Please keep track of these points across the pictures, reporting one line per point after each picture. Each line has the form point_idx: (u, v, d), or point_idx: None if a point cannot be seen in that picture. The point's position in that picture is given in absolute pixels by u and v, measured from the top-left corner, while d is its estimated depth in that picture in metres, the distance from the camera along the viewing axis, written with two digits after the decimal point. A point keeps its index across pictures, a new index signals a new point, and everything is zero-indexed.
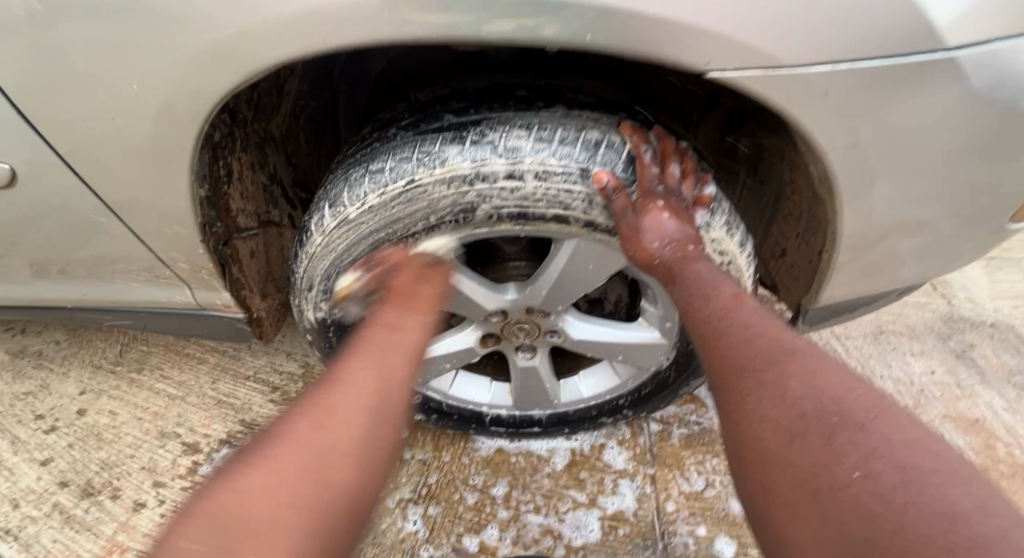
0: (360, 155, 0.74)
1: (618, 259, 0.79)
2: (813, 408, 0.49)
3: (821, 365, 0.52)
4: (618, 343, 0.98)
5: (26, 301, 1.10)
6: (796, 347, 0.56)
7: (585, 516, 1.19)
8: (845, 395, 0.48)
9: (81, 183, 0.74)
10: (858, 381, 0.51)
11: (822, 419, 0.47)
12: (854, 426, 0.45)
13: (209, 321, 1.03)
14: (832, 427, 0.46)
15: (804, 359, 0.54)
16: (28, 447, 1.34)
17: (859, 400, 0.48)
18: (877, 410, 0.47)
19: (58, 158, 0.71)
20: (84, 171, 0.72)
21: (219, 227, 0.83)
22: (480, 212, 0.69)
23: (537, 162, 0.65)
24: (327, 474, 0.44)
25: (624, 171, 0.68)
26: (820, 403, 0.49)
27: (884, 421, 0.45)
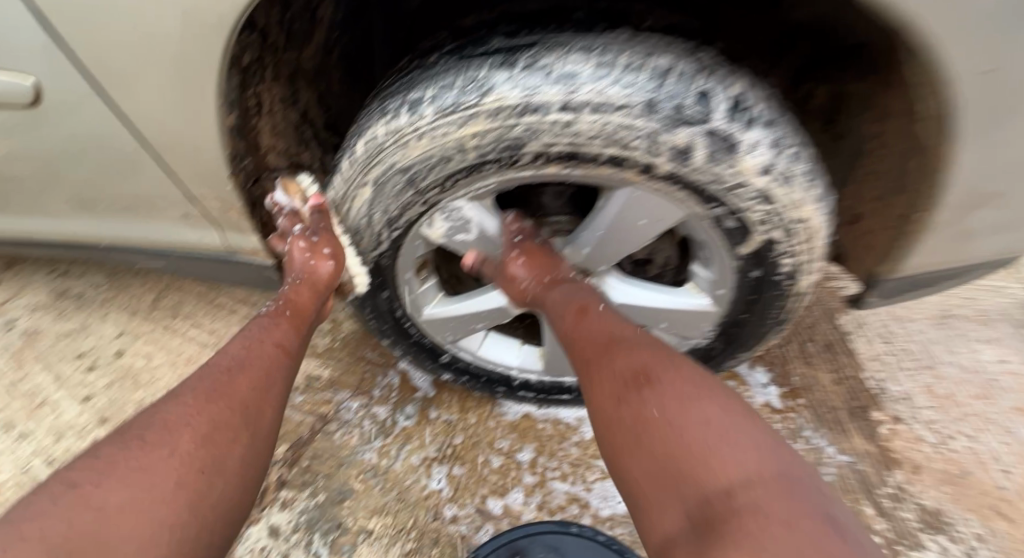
0: (399, 85, 0.68)
1: (673, 214, 0.71)
2: (669, 418, 0.60)
3: (653, 386, 0.65)
4: (662, 310, 0.90)
5: (64, 238, 1.10)
6: (648, 365, 0.68)
7: (614, 488, 1.15)
8: (687, 404, 0.61)
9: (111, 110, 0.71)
10: (692, 383, 0.65)
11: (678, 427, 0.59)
12: (698, 429, 0.57)
13: (240, 266, 1.01)
14: (685, 431, 0.58)
15: (646, 379, 0.66)
16: (70, 383, 1.38)
17: (696, 402, 0.61)
18: (707, 410, 0.60)
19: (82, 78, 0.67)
20: (113, 96, 0.68)
21: (249, 162, 0.79)
22: (527, 150, 0.62)
23: (595, 91, 0.57)
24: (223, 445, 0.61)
25: (695, 106, 0.58)
26: (671, 415, 0.60)
27: (715, 421, 0.58)
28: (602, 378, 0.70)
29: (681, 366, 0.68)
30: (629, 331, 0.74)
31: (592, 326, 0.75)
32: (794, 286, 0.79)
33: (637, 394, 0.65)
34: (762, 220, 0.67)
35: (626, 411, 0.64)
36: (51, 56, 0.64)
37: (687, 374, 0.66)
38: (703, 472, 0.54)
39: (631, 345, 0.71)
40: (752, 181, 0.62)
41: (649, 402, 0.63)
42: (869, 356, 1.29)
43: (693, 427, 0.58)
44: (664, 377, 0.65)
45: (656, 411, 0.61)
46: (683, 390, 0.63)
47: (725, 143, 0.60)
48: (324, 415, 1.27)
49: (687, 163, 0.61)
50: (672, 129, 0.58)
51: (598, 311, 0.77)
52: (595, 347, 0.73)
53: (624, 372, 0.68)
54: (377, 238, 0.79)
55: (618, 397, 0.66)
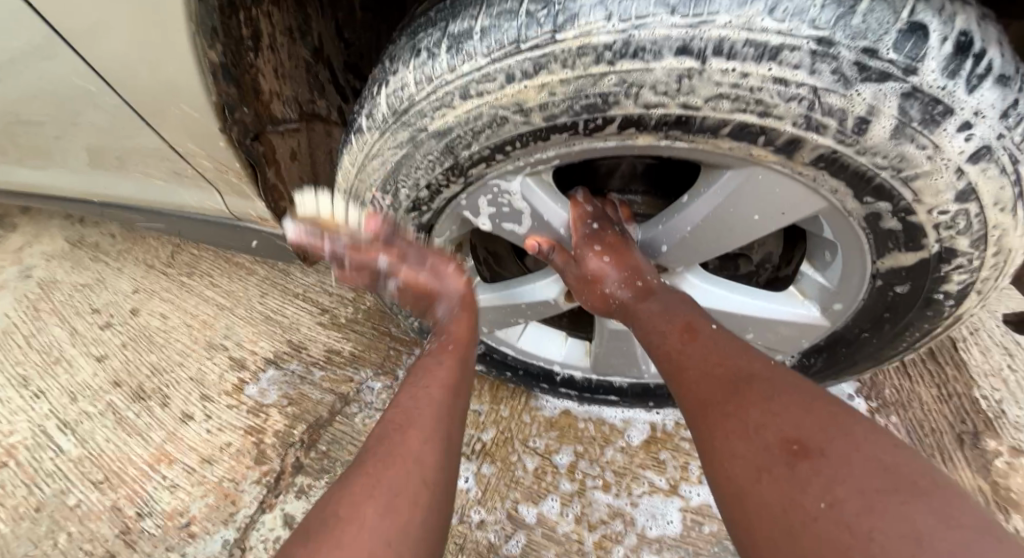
0: (436, 12, 0.49)
1: (806, 206, 0.51)
2: (834, 502, 0.33)
3: (805, 436, 0.38)
4: (755, 319, 0.71)
5: (78, 195, 1.00)
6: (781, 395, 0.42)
7: (664, 505, 1.01)
8: (863, 471, 0.34)
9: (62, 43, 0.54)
10: (867, 429, 0.38)
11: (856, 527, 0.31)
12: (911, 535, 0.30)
13: (245, 234, 0.88)
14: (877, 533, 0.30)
15: (788, 420, 0.40)
16: (85, 340, 1.28)
17: (878, 464, 0.35)
18: (914, 490, 0.32)
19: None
20: (60, 27, 0.52)
21: (246, 113, 0.62)
22: (615, 112, 0.43)
23: (738, 24, 0.37)
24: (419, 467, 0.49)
25: (895, 49, 0.37)
26: (838, 502, 0.33)
27: (936, 512, 0.31)
28: (721, 436, 0.43)
29: (855, 424, 0.38)
30: (760, 363, 0.47)
31: (698, 351, 0.51)
32: (952, 308, 0.59)
33: (782, 470, 0.37)
34: (944, 225, 0.47)
35: (766, 496, 0.37)
36: None
37: (865, 436, 0.37)
38: None
39: (768, 389, 0.44)
40: (951, 172, 0.42)
41: (806, 486, 0.35)
42: (983, 370, 1.08)
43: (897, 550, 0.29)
44: (833, 446, 0.37)
45: (822, 503, 0.34)
46: (855, 447, 0.36)
47: (930, 110, 0.39)
48: (344, 395, 1.16)
49: (858, 140, 0.41)
50: (850, 87, 0.38)
51: (710, 332, 0.53)
52: (711, 386, 0.47)
53: (758, 430, 0.41)
54: (404, 218, 0.63)
55: (748, 470, 0.39)
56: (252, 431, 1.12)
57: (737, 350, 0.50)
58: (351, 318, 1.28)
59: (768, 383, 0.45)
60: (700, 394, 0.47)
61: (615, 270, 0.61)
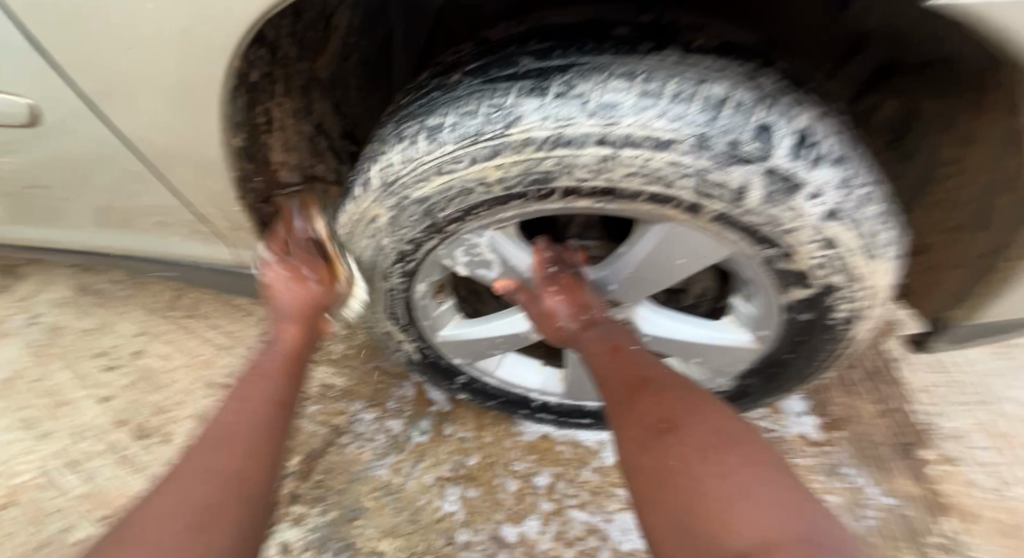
0: (416, 105, 0.62)
1: (718, 251, 0.63)
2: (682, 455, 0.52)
3: (672, 414, 0.57)
4: (697, 345, 0.82)
5: (94, 249, 1.10)
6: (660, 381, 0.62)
7: (635, 520, 1.10)
8: (704, 434, 0.53)
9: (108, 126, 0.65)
10: (713, 408, 0.58)
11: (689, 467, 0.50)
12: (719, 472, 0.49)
13: (251, 280, 0.98)
14: (697, 469, 0.50)
15: (664, 401, 0.58)
16: (91, 382, 1.35)
17: (712, 431, 0.54)
18: (728, 444, 0.52)
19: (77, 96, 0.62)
20: (111, 116, 0.64)
21: (259, 181, 0.74)
22: (557, 184, 0.56)
23: (639, 124, 0.50)
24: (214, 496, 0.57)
25: (754, 141, 0.50)
26: (684, 454, 0.52)
27: (735, 455, 0.51)
28: (622, 421, 0.59)
29: (711, 409, 0.57)
30: (659, 370, 0.64)
31: (616, 363, 0.66)
32: (850, 331, 0.71)
33: (657, 440, 0.55)
34: (820, 265, 0.60)
35: (644, 461, 0.54)
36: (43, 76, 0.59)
37: (716, 418, 0.56)
38: (725, 535, 0.44)
39: (658, 390, 0.61)
40: (812, 227, 0.55)
41: (669, 450, 0.53)
42: (919, 386, 1.20)
43: (715, 489, 0.48)
44: (689, 424, 0.55)
45: (675, 460, 0.52)
46: (703, 423, 0.55)
47: (786, 183, 0.52)
48: (338, 427, 1.25)
49: (740, 204, 0.53)
50: (725, 168, 0.51)
51: (631, 350, 0.68)
52: (621, 388, 0.62)
53: (645, 417, 0.58)
54: (392, 266, 0.74)
55: (636, 444, 0.56)
56: None
57: (647, 360, 0.66)
58: (344, 353, 1.37)
59: (661, 384, 0.62)
60: (610, 392, 0.64)
61: (565, 305, 0.72)
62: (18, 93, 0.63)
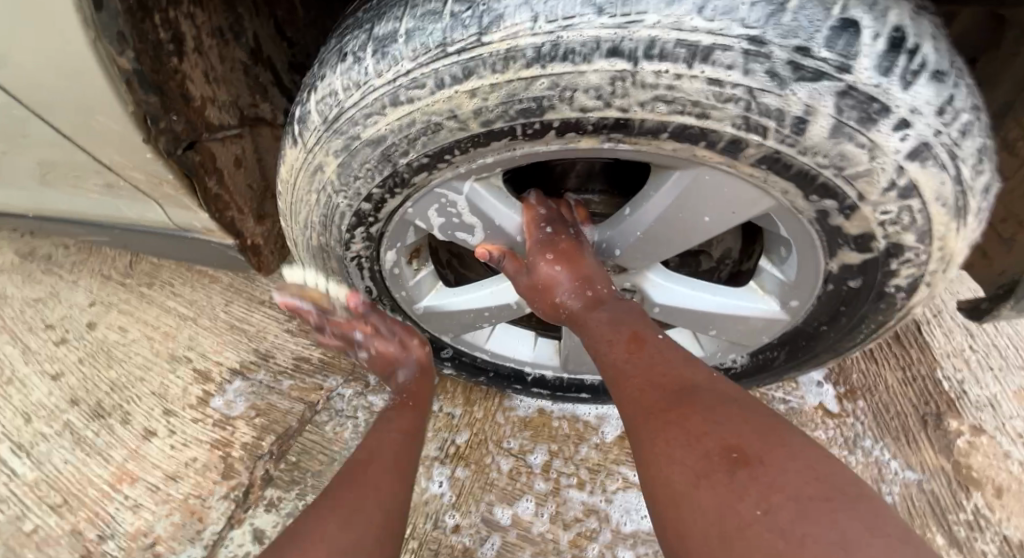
0: (365, 12, 0.47)
1: (756, 205, 0.50)
2: (764, 500, 0.35)
3: (741, 437, 0.41)
4: (717, 316, 0.70)
5: (20, 209, 0.95)
6: (709, 389, 0.47)
7: (638, 500, 1.01)
8: (792, 472, 0.37)
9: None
10: (794, 435, 0.42)
11: (779, 522, 0.33)
12: (835, 535, 0.31)
13: (196, 244, 0.84)
14: (793, 526, 0.33)
15: (724, 418, 0.43)
16: (40, 357, 1.21)
17: (802, 467, 0.37)
18: (832, 491, 0.35)
19: None
20: None
21: (177, 120, 0.58)
22: (553, 115, 0.42)
23: (667, 24, 0.36)
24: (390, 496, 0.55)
25: (827, 46, 0.36)
26: (766, 500, 0.35)
27: (847, 510, 0.33)
28: (662, 441, 0.44)
29: (791, 437, 0.41)
30: (705, 376, 0.49)
31: (645, 362, 0.51)
32: (906, 300, 0.59)
33: (722, 475, 0.38)
34: (889, 221, 0.47)
35: (703, 501, 0.38)
36: None
37: (805, 453, 0.39)
38: None
39: (709, 403, 0.45)
40: (890, 170, 0.42)
41: (743, 490, 0.36)
42: (947, 351, 1.10)
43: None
44: (769, 456, 0.39)
45: (757, 510, 0.35)
46: (787, 456, 0.38)
47: (866, 108, 0.38)
48: (314, 403, 1.14)
49: (798, 140, 0.40)
50: (785, 87, 0.37)
51: (660, 345, 0.54)
52: (659, 396, 0.47)
53: (699, 439, 0.42)
54: (347, 229, 0.60)
55: (688, 476, 0.40)
56: (219, 445, 1.09)
57: (682, 361, 0.51)
58: None
59: (712, 397, 0.46)
60: (641, 400, 0.48)
61: (567, 278, 0.60)
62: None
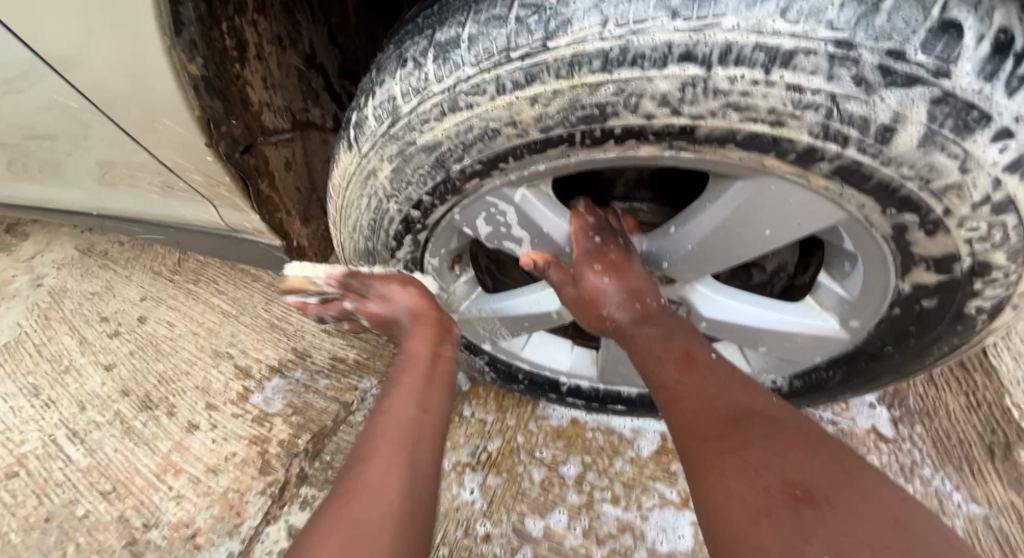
0: (425, 17, 0.47)
1: (823, 217, 0.47)
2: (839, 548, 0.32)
3: (806, 472, 0.37)
4: (769, 333, 0.67)
5: (84, 209, 1.00)
6: (767, 415, 0.44)
7: (675, 519, 0.98)
8: (868, 518, 0.33)
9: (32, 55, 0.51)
10: (868, 474, 0.38)
11: None
12: None
13: (245, 244, 0.86)
14: None
15: (785, 448, 0.39)
16: (94, 348, 1.26)
17: (880, 513, 0.34)
18: (918, 545, 0.31)
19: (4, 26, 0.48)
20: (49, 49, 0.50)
21: (235, 124, 0.60)
22: (616, 122, 0.40)
23: (746, 27, 0.34)
24: (428, 458, 0.46)
25: (923, 50, 0.33)
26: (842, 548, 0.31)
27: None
28: (718, 472, 0.40)
29: (860, 475, 0.37)
30: (762, 402, 0.45)
31: (696, 383, 0.48)
32: (987, 322, 0.55)
33: (786, 514, 0.35)
34: (977, 237, 0.43)
35: (764, 541, 0.34)
36: None
37: (880, 495, 0.35)
38: None
39: (768, 432, 0.42)
40: (982, 184, 0.39)
41: (814, 536, 0.33)
42: (1017, 377, 1.03)
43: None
44: (839, 495, 0.35)
45: (826, 556, 0.32)
46: (861, 500, 0.35)
47: (963, 116, 0.35)
48: (349, 404, 1.15)
49: (881, 149, 0.37)
50: (872, 93, 0.35)
51: (710, 364, 0.51)
52: (712, 421, 0.44)
53: (759, 472, 0.38)
54: (394, 234, 0.60)
55: (746, 513, 0.36)
56: (257, 441, 1.10)
57: (738, 385, 0.48)
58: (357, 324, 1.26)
59: (771, 423, 0.43)
60: (693, 425, 0.45)
61: (616, 291, 0.57)
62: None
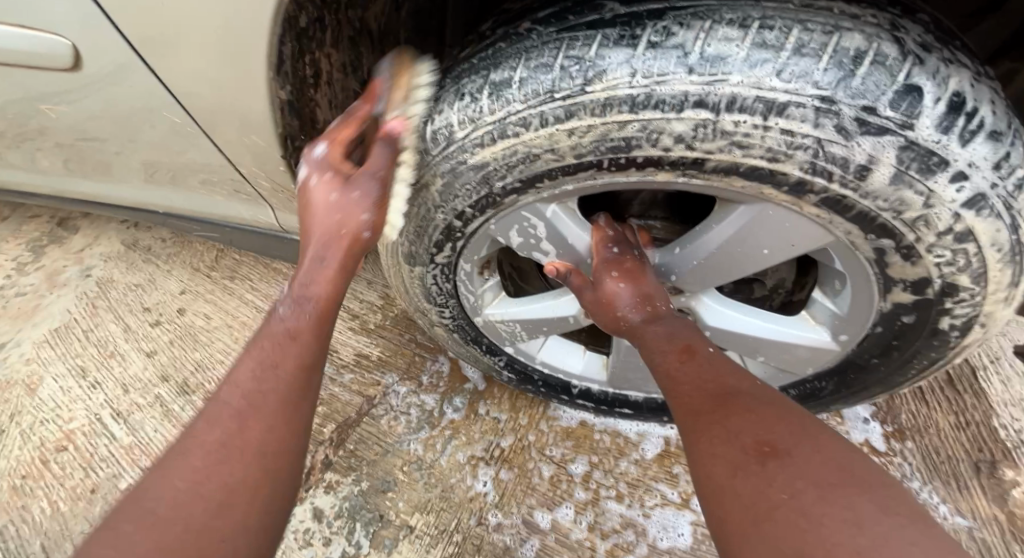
0: (479, 58, 0.55)
1: (814, 239, 0.54)
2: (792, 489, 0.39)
3: (774, 432, 0.45)
4: (767, 342, 0.73)
5: (141, 206, 1.09)
6: (747, 390, 0.51)
7: (675, 517, 1.04)
8: (819, 466, 0.41)
9: (135, 59, 0.58)
10: (829, 432, 0.45)
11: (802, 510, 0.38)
12: (854, 524, 0.36)
13: (292, 244, 0.95)
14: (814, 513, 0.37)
15: (758, 415, 0.47)
16: (137, 336, 1.35)
17: (829, 461, 0.41)
18: (853, 483, 0.39)
19: (130, 53, 0.58)
20: (160, 72, 0.60)
21: (302, 139, 0.68)
22: (639, 153, 0.48)
23: (749, 83, 0.42)
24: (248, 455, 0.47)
25: (892, 107, 0.41)
26: (795, 489, 0.39)
27: (865, 500, 0.38)
28: (704, 437, 0.48)
29: (821, 432, 0.45)
30: (744, 381, 0.52)
31: (692, 368, 0.56)
32: (960, 338, 0.62)
33: (754, 467, 0.43)
34: (944, 262, 0.51)
35: (735, 487, 0.42)
36: (88, 25, 0.55)
37: (832, 448, 0.43)
38: None
39: (748, 403, 0.49)
40: (944, 217, 0.46)
41: (773, 481, 0.41)
42: (1004, 400, 1.09)
43: (840, 539, 0.35)
44: (799, 449, 0.43)
45: (784, 495, 0.39)
46: (816, 452, 0.42)
47: (925, 160, 0.43)
48: (372, 398, 1.22)
49: (859, 184, 0.45)
50: (850, 139, 0.42)
51: (706, 353, 0.58)
52: (701, 398, 0.51)
53: (737, 434, 0.46)
54: (435, 239, 0.68)
55: (724, 467, 0.44)
56: None
57: (729, 368, 0.55)
58: (381, 324, 1.34)
59: (750, 397, 0.50)
60: (687, 400, 0.52)
61: (629, 293, 0.65)
62: (38, 27, 0.57)
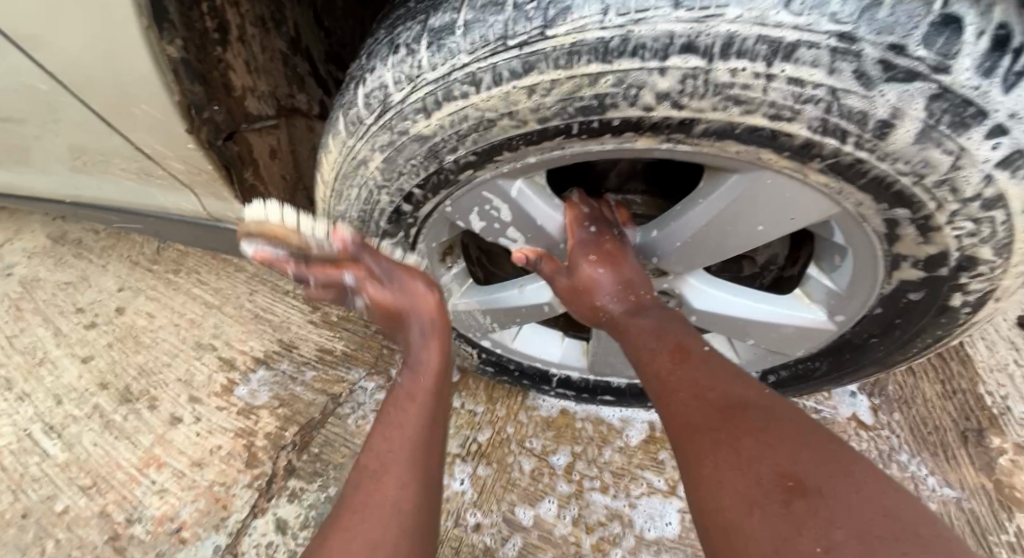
0: (417, 3, 0.46)
1: (819, 211, 0.47)
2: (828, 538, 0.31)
3: (798, 461, 0.37)
4: (758, 325, 0.67)
5: (60, 197, 0.96)
6: (759, 403, 0.43)
7: (663, 506, 0.99)
8: (857, 506, 0.33)
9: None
10: (865, 464, 0.37)
11: None
12: None
13: (229, 235, 0.84)
14: None
15: (774, 438, 0.39)
16: (70, 340, 1.22)
17: (869, 499, 0.34)
18: (905, 528, 0.31)
19: None
20: (19, 30, 0.48)
21: (218, 111, 0.58)
22: (614, 114, 0.39)
23: (749, 18, 0.33)
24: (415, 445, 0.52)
25: (923, 44, 0.33)
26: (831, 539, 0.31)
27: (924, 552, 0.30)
28: (713, 466, 0.40)
29: (854, 464, 0.37)
30: (755, 393, 0.45)
31: (689, 377, 0.48)
32: (971, 314, 0.56)
33: (776, 506, 0.35)
34: (965, 233, 0.44)
35: (754, 532, 0.35)
36: None
37: (868, 481, 0.35)
38: None
39: (762, 421, 0.41)
40: (974, 180, 0.39)
41: (801, 526, 0.33)
42: (990, 365, 1.07)
43: None
44: (829, 484, 0.35)
45: (816, 545, 0.31)
46: (852, 489, 0.34)
47: (959, 112, 0.35)
48: (337, 395, 1.13)
49: (878, 144, 0.37)
50: (872, 88, 0.34)
51: (704, 358, 0.50)
52: (703, 413, 0.44)
53: (751, 463, 0.38)
54: (384, 225, 0.59)
55: (739, 505, 0.37)
56: (242, 434, 1.09)
57: (734, 377, 0.47)
58: (343, 315, 1.25)
59: (764, 412, 0.43)
60: (687, 417, 0.45)
61: (609, 282, 0.58)
62: None
